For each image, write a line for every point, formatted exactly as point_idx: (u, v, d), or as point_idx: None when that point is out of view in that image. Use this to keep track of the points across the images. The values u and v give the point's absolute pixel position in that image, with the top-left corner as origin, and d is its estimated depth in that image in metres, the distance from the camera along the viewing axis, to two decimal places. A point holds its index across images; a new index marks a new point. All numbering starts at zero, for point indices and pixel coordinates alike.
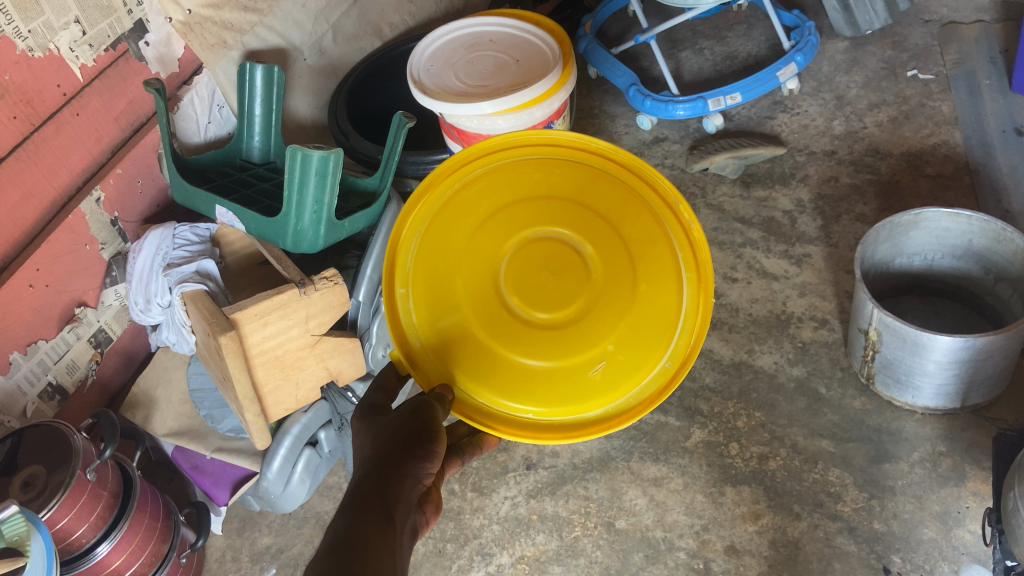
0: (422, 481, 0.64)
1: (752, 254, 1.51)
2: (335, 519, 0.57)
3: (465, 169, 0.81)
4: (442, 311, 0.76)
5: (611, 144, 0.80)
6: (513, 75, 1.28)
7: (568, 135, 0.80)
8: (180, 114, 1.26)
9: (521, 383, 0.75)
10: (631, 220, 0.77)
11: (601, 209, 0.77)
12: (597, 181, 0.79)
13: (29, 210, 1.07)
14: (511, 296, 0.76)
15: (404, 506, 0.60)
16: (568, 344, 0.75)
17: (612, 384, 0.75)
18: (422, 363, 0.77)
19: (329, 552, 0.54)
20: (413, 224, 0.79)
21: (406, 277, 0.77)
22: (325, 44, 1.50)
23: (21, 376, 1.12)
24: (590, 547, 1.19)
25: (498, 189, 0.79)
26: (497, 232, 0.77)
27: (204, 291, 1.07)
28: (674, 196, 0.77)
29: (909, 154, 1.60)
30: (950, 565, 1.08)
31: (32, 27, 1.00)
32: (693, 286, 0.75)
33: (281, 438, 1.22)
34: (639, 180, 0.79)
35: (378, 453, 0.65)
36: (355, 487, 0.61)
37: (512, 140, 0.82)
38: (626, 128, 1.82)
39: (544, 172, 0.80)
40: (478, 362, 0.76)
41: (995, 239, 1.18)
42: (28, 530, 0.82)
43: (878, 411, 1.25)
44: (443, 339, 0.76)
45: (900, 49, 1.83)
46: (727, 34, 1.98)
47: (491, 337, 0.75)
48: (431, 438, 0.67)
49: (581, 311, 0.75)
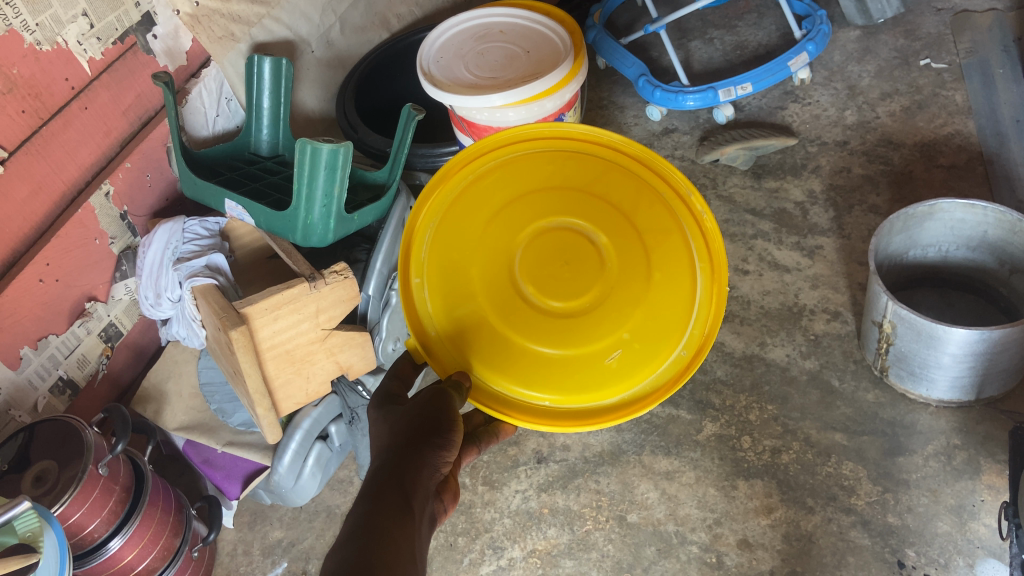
0: (439, 470, 0.63)
1: (764, 246, 1.49)
2: (353, 510, 0.56)
3: (478, 162, 0.80)
4: (457, 301, 0.76)
5: (624, 137, 0.79)
6: (523, 66, 1.27)
7: (581, 128, 0.80)
8: (188, 108, 1.25)
9: (538, 371, 0.74)
10: (645, 211, 0.76)
11: (614, 200, 0.77)
12: (610, 173, 0.78)
13: (38, 205, 1.07)
14: (527, 286, 0.75)
15: (422, 496, 0.59)
16: (584, 332, 0.74)
17: (628, 372, 0.74)
18: (438, 351, 0.76)
19: (346, 542, 0.53)
20: (428, 216, 0.79)
21: (420, 266, 0.77)
22: (332, 36, 1.48)
23: (31, 371, 1.12)
24: (602, 541, 1.19)
25: (510, 181, 0.79)
26: (510, 222, 0.77)
27: (214, 286, 1.06)
28: (687, 189, 0.77)
29: (923, 145, 1.58)
30: (965, 560, 1.07)
31: (39, 21, 0.99)
32: (706, 277, 0.75)
33: (292, 432, 1.23)
34: (652, 173, 0.78)
35: (395, 442, 0.65)
36: (373, 477, 0.60)
37: (525, 133, 0.81)
38: (635, 119, 1.81)
39: (558, 164, 0.79)
40: (494, 351, 0.75)
41: (1011, 230, 1.17)
42: (40, 527, 0.82)
43: (892, 404, 1.24)
44: (458, 327, 0.76)
45: (912, 38, 1.80)
46: (737, 24, 1.96)
47: (507, 326, 0.75)
48: (448, 427, 0.67)
49: (596, 300, 0.74)
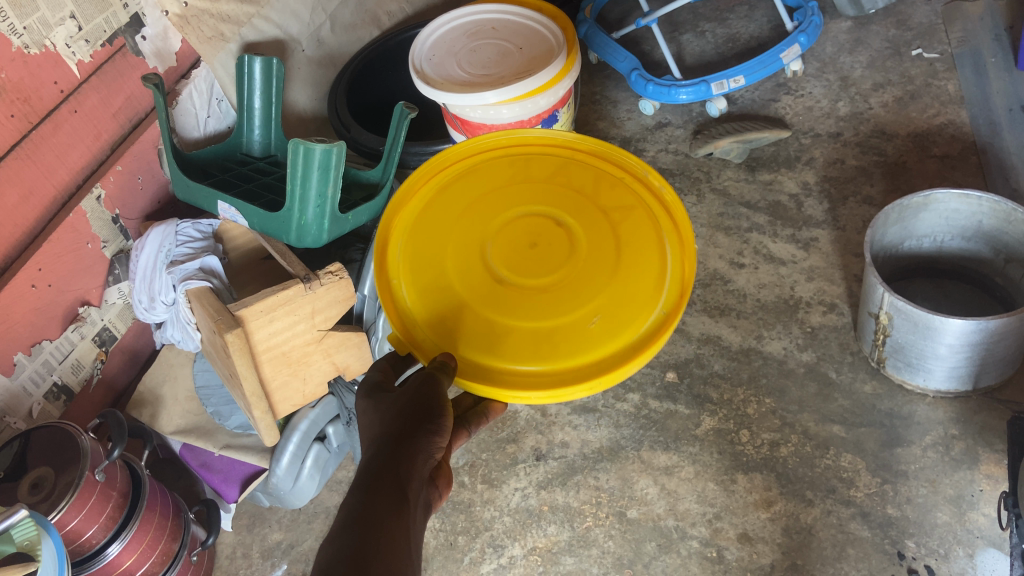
0: (434, 456, 0.63)
1: (759, 239, 1.49)
2: (347, 500, 0.57)
3: (443, 172, 0.85)
4: (434, 291, 0.75)
5: (577, 135, 0.85)
6: (516, 63, 1.26)
7: (535, 132, 0.86)
8: (179, 109, 1.24)
9: (520, 346, 0.72)
10: (607, 193, 0.80)
11: (576, 187, 0.81)
12: (569, 167, 0.83)
13: (29, 209, 1.06)
14: (501, 269, 0.75)
15: (416, 484, 0.59)
16: (562, 302, 0.73)
17: (611, 333, 0.73)
18: (420, 341, 0.74)
19: (342, 532, 0.54)
20: (398, 223, 0.81)
21: (395, 267, 0.78)
22: (322, 35, 1.47)
23: (25, 378, 1.11)
24: (602, 538, 1.19)
25: (475, 182, 0.83)
26: (480, 215, 0.79)
27: (208, 289, 1.06)
28: (643, 170, 0.82)
29: (916, 135, 1.58)
30: (965, 550, 1.08)
31: (27, 24, 0.98)
32: (674, 242, 0.77)
33: (289, 433, 1.22)
34: (608, 162, 0.83)
35: (387, 432, 0.64)
36: (367, 467, 0.60)
37: (483, 144, 0.87)
38: (628, 114, 1.80)
39: (519, 164, 0.84)
40: (478, 333, 0.73)
41: (1005, 220, 1.17)
42: (38, 535, 0.81)
43: (890, 395, 1.24)
44: (437, 315, 0.75)
45: (904, 28, 1.80)
46: (729, 16, 1.95)
47: (486, 307, 0.74)
48: (439, 412, 0.65)
49: (572, 273, 0.75)
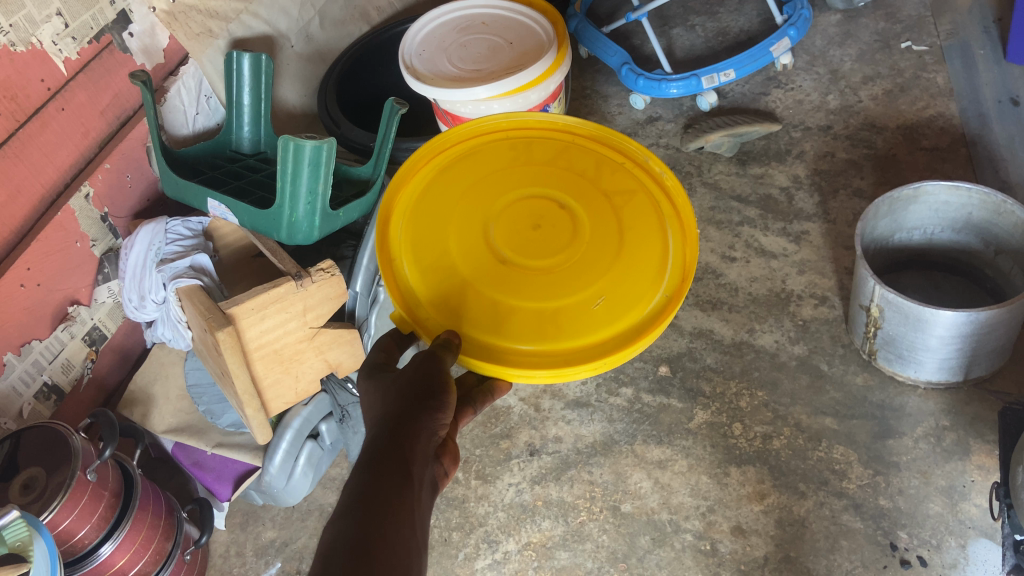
0: (437, 435, 0.62)
1: (751, 232, 1.50)
2: (351, 481, 0.56)
3: (443, 154, 0.84)
4: (437, 271, 0.75)
5: (577, 120, 0.85)
6: (507, 58, 1.26)
7: (536, 116, 0.86)
8: (167, 106, 1.23)
9: (524, 327, 0.72)
10: (608, 177, 0.80)
11: (578, 170, 0.81)
12: (570, 151, 0.83)
13: (16, 208, 1.05)
14: (504, 250, 0.75)
15: (420, 462, 0.59)
16: (566, 283, 0.74)
17: (615, 315, 0.73)
18: (422, 320, 0.74)
19: (345, 513, 0.53)
20: (399, 204, 0.80)
21: (396, 246, 0.77)
22: (312, 30, 1.46)
23: (15, 378, 1.10)
24: (595, 532, 1.19)
25: (477, 164, 0.82)
26: (482, 197, 0.79)
27: (199, 286, 1.05)
28: (644, 154, 0.82)
29: (905, 128, 1.58)
30: (957, 540, 1.09)
31: (12, 21, 0.97)
32: (675, 226, 0.78)
33: (281, 432, 1.21)
34: (609, 148, 0.83)
35: (388, 412, 0.63)
36: (369, 446, 0.59)
37: (483, 127, 0.86)
38: (619, 108, 1.80)
39: (520, 147, 0.84)
40: (480, 313, 0.73)
41: (995, 211, 1.18)
42: (30, 536, 0.81)
43: (881, 387, 1.25)
44: (439, 295, 0.74)
45: (893, 21, 1.81)
46: (718, 10, 1.95)
47: (489, 287, 0.74)
48: (441, 390, 0.65)
49: (574, 255, 0.75)
